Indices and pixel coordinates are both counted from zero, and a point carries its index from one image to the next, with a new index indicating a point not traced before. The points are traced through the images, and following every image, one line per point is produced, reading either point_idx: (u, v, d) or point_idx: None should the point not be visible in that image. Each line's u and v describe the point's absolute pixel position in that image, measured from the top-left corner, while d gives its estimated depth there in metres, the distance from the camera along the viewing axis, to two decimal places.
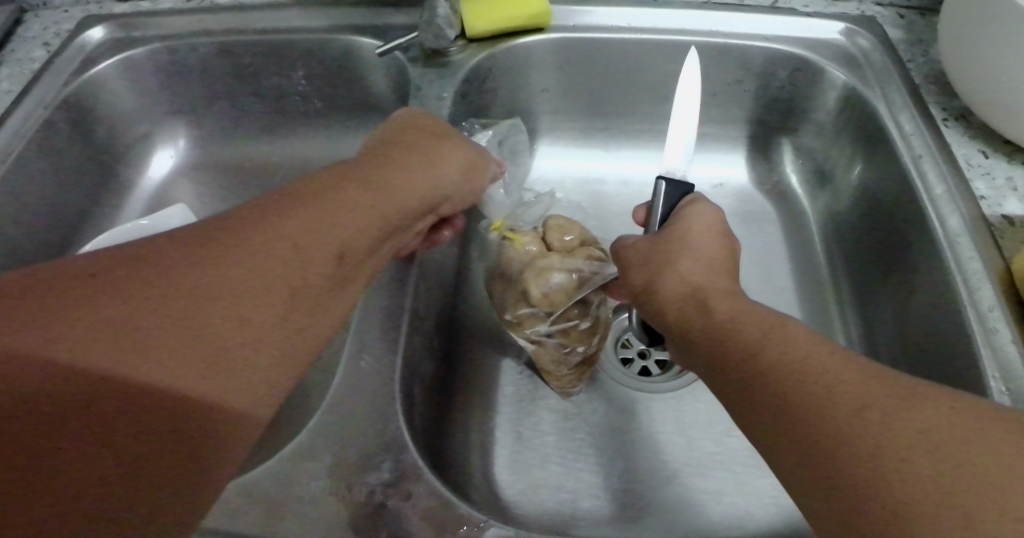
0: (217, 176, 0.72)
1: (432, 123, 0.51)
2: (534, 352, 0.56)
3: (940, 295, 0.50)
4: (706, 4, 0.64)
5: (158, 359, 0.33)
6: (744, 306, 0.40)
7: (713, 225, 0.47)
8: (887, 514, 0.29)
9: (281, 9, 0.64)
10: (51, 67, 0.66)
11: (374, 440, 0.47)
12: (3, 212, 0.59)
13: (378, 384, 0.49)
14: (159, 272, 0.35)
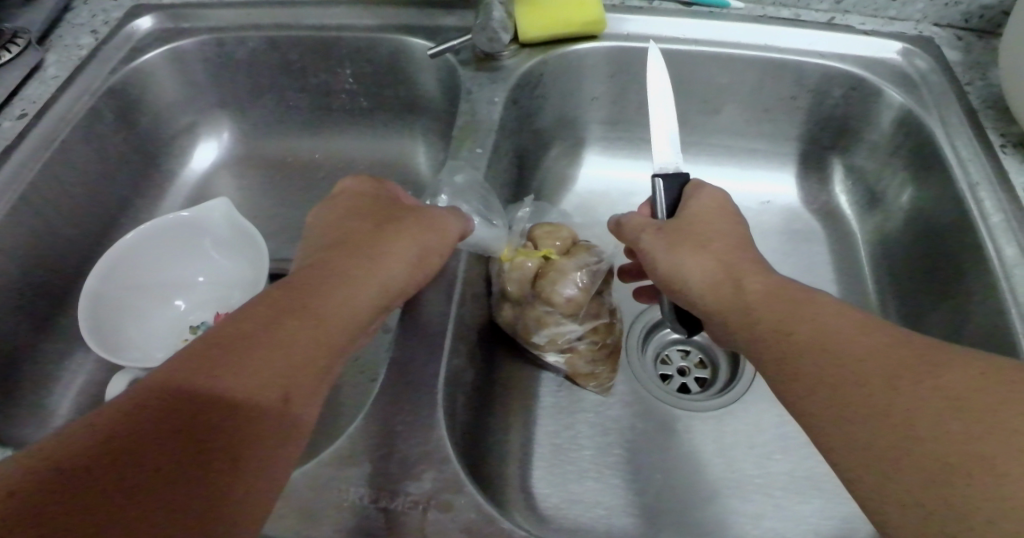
0: (256, 171, 0.71)
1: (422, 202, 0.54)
2: (566, 362, 0.57)
3: (998, 327, 0.49)
4: (763, 18, 0.62)
5: (221, 409, 0.35)
6: (771, 292, 0.42)
7: (722, 205, 0.49)
8: (927, 475, 0.31)
9: (330, 5, 0.63)
10: (99, 54, 0.66)
11: (413, 447, 0.46)
12: (46, 197, 0.59)
13: (419, 391, 0.48)
14: (216, 349, 0.37)
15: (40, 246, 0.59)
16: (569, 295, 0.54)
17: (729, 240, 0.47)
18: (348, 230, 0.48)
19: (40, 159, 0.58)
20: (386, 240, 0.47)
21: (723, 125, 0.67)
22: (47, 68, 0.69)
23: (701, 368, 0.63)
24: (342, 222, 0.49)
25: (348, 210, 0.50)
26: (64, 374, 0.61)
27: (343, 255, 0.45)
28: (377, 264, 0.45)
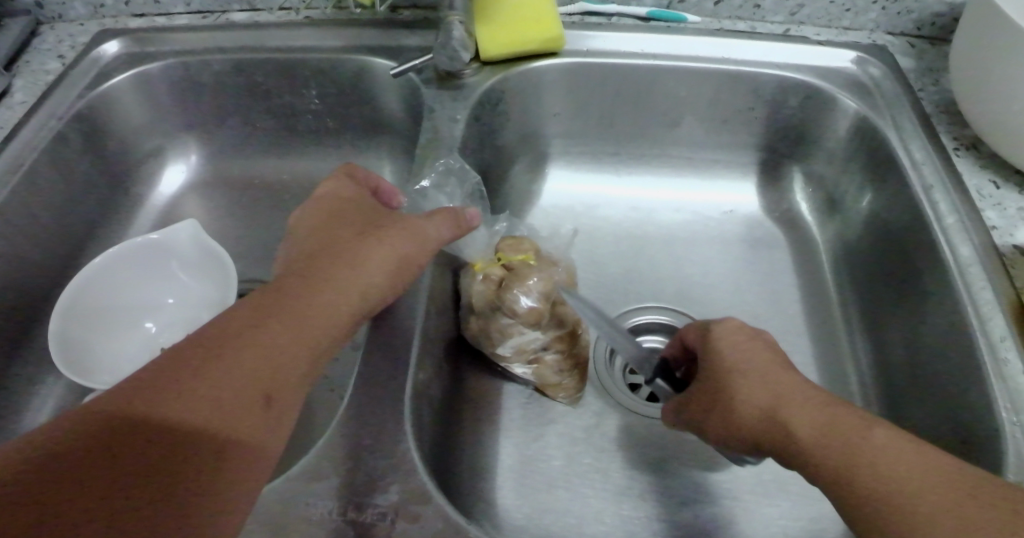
0: (225, 192, 0.71)
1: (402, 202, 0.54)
2: (534, 373, 0.58)
3: (951, 323, 0.50)
4: (720, 32, 0.64)
5: (193, 423, 0.35)
6: (818, 427, 0.39)
7: (741, 337, 0.46)
8: None
9: (295, 27, 0.64)
10: (65, 79, 0.66)
11: (382, 460, 0.46)
12: (14, 223, 0.59)
13: (388, 406, 0.49)
14: (192, 358, 0.38)
15: (7, 272, 0.59)
16: (528, 306, 0.55)
17: (762, 370, 0.43)
18: (335, 229, 0.49)
19: (6, 184, 0.58)
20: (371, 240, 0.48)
21: (685, 138, 0.68)
22: (13, 94, 0.70)
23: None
24: (329, 220, 0.50)
25: (336, 208, 0.51)
26: (33, 400, 0.61)
27: (328, 256, 0.46)
28: (360, 263, 0.46)
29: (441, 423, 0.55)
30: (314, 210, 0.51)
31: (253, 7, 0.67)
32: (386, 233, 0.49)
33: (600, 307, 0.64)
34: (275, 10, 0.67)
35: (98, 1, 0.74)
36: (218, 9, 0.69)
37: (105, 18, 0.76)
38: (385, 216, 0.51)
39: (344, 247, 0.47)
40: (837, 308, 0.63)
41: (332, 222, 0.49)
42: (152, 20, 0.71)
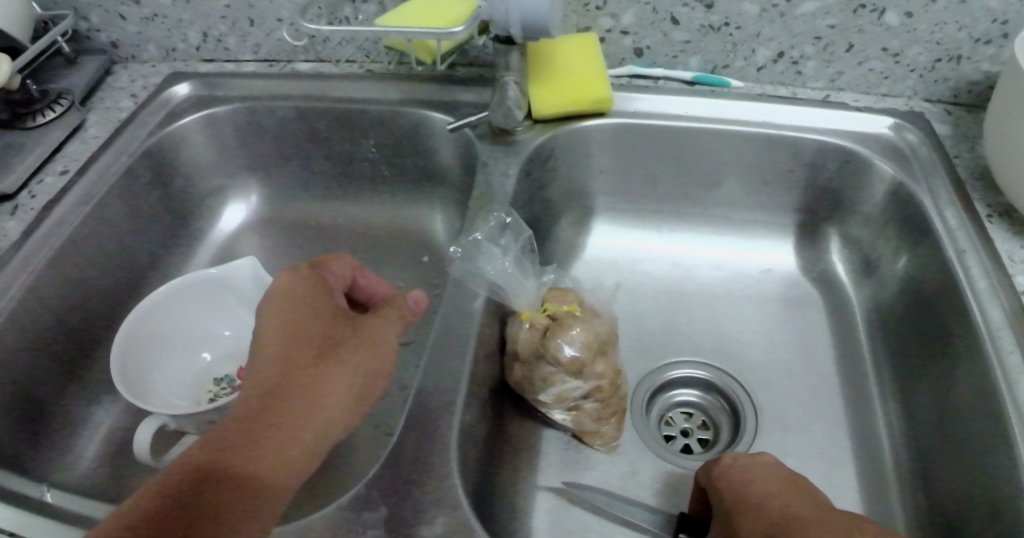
0: (280, 231, 0.75)
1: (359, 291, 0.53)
2: (573, 420, 0.59)
3: (981, 385, 0.51)
4: (762, 97, 0.67)
5: None
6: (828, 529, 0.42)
7: (752, 462, 0.49)
8: None
9: (357, 81, 0.68)
10: (137, 118, 0.70)
11: (427, 495, 0.48)
12: (83, 252, 0.63)
13: (434, 444, 0.50)
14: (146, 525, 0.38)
15: (77, 296, 0.62)
16: (570, 355, 0.57)
17: (773, 490, 0.46)
18: (296, 349, 0.47)
19: (81, 217, 0.62)
20: (332, 366, 0.47)
21: (724, 197, 0.71)
22: (88, 128, 0.72)
23: (704, 430, 0.64)
24: (292, 334, 0.48)
25: (297, 316, 0.49)
26: (88, 418, 0.62)
27: (286, 388, 0.45)
28: (321, 397, 0.45)
29: (483, 464, 0.57)
30: (274, 315, 0.48)
31: (319, 59, 0.72)
32: (347, 358, 0.47)
33: (638, 359, 0.67)
34: (340, 61, 0.71)
35: (170, 45, 0.76)
36: (285, 58, 0.73)
37: (176, 61, 0.78)
38: (351, 326, 0.49)
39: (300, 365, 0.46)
40: (870, 369, 0.64)
41: (295, 337, 0.48)
42: (221, 65, 0.75)
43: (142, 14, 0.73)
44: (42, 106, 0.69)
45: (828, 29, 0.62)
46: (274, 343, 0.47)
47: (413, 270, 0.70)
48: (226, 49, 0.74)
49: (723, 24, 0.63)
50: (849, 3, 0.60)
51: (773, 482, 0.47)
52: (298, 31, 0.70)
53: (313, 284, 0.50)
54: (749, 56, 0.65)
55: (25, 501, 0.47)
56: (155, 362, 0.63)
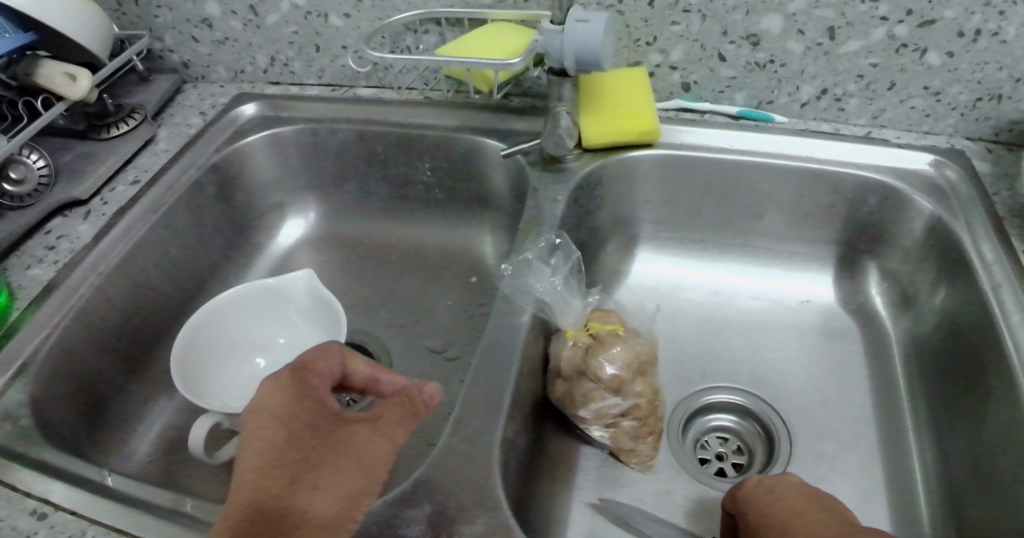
0: (335, 247, 0.78)
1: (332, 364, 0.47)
2: (610, 437, 0.61)
3: (1017, 417, 0.51)
4: (805, 131, 0.68)
5: None
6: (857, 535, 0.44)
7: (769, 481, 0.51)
8: None
9: (416, 107, 0.72)
10: (206, 134, 0.74)
11: (469, 496, 0.49)
12: (149, 259, 0.66)
13: (476, 450, 0.52)
14: None
15: (142, 300, 0.66)
16: (611, 372, 0.59)
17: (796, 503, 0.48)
18: (275, 459, 0.40)
19: (149, 224, 0.66)
20: (317, 483, 0.40)
21: (765, 229, 0.72)
22: (158, 142, 0.74)
23: (739, 455, 0.65)
24: (270, 441, 0.41)
25: (279, 417, 0.42)
26: (146, 414, 0.64)
27: (267, 503, 0.39)
28: (303, 517, 0.39)
29: (523, 475, 0.58)
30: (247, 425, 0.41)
31: (380, 85, 0.75)
32: (335, 471, 0.41)
33: (676, 384, 0.68)
34: (400, 89, 0.75)
35: (240, 67, 0.78)
36: (347, 83, 0.76)
37: (244, 83, 0.79)
38: (343, 428, 0.43)
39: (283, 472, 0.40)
40: (906, 402, 0.64)
41: (275, 444, 0.41)
42: (286, 87, 0.78)
43: (214, 37, 0.75)
44: (116, 120, 0.72)
45: (870, 67, 0.63)
46: (249, 454, 0.40)
47: (459, 289, 0.73)
48: (291, 73, 0.76)
49: (767, 61, 0.65)
50: (891, 42, 0.61)
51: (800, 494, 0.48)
52: (362, 59, 0.72)
53: (295, 382, 0.44)
54: (793, 93, 0.68)
55: (90, 483, 0.49)
56: (218, 359, 0.66)
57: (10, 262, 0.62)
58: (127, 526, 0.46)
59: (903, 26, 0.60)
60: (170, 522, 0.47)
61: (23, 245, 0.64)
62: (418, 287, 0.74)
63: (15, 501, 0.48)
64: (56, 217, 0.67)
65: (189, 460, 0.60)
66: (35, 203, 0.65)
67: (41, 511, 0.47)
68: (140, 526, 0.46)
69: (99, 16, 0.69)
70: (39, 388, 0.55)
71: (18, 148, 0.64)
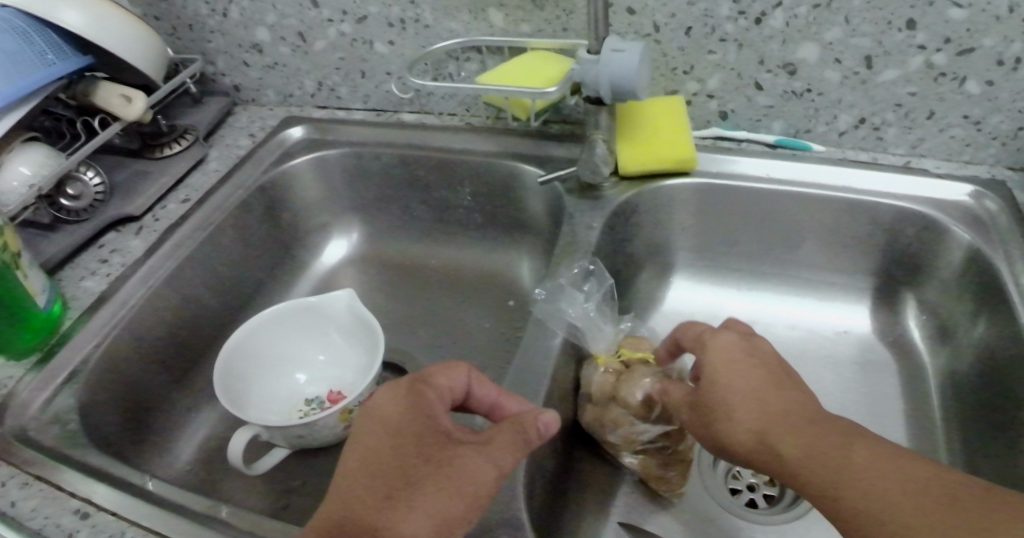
0: (377, 268, 0.79)
1: (452, 380, 0.49)
2: (639, 463, 0.59)
3: None
4: (843, 161, 0.68)
5: None
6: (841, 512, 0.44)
7: None
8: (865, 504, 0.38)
9: (456, 132, 0.73)
10: (255, 155, 0.76)
11: (494, 513, 0.49)
12: (196, 273, 0.67)
13: (502, 467, 0.51)
14: None
15: (190, 313, 0.67)
16: (640, 399, 0.57)
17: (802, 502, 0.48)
18: (385, 461, 0.43)
19: (198, 240, 0.67)
20: (413, 495, 0.41)
21: (803, 258, 0.72)
22: (209, 162, 0.76)
23: (772, 486, 0.61)
24: (375, 455, 0.43)
25: (389, 432, 0.44)
26: (185, 424, 0.64)
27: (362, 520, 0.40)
28: (393, 527, 0.40)
29: (552, 496, 0.57)
30: (364, 431, 0.45)
31: (423, 110, 0.77)
32: (431, 486, 0.41)
33: None
34: (442, 114, 0.76)
35: (289, 91, 0.80)
36: (391, 108, 0.78)
37: (293, 106, 0.81)
38: (447, 446, 0.44)
39: (388, 473, 0.42)
40: (941, 438, 0.62)
41: (385, 448, 0.43)
42: (333, 111, 0.80)
43: (264, 62, 0.78)
44: (169, 140, 0.74)
45: (908, 95, 0.63)
46: (362, 454, 0.44)
47: (495, 311, 0.73)
48: (337, 98, 0.78)
49: (804, 90, 0.66)
50: (929, 70, 0.61)
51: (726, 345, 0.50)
52: (405, 85, 0.74)
53: (411, 394, 0.46)
54: (831, 121, 0.68)
55: (125, 484, 0.49)
56: (263, 371, 0.66)
57: (66, 272, 0.65)
58: (163, 528, 0.46)
59: (941, 54, 0.60)
60: (199, 526, 0.47)
61: (77, 259, 0.66)
62: (456, 308, 0.74)
63: (60, 500, 0.48)
64: (110, 232, 0.69)
65: (221, 472, 0.61)
66: (89, 218, 0.68)
67: (84, 510, 0.48)
68: (170, 528, 0.46)
69: (155, 41, 0.73)
70: (87, 395, 0.56)
71: (76, 165, 0.67)
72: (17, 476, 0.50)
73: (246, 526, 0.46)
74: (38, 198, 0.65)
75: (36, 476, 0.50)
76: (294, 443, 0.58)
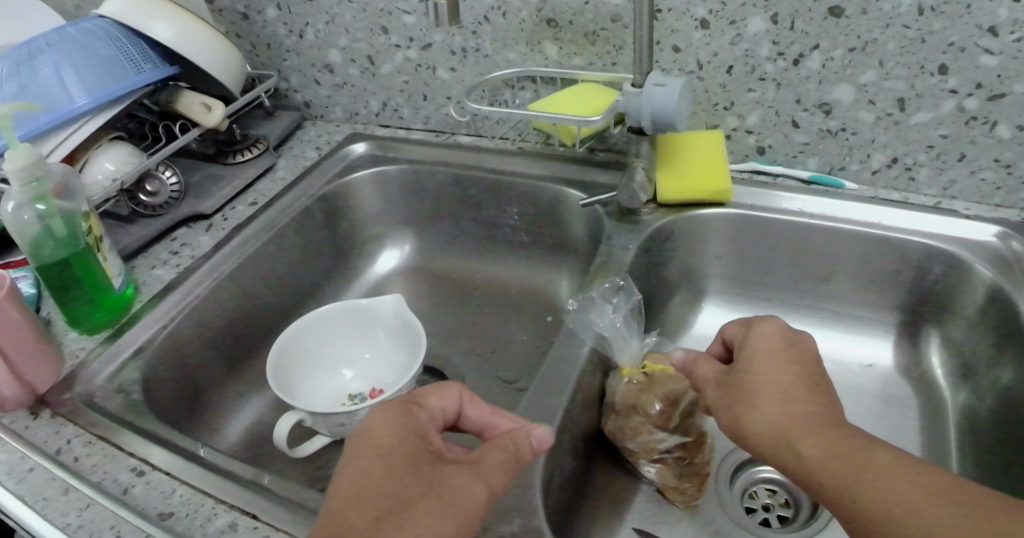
0: (425, 279, 0.83)
1: (444, 403, 0.48)
2: (657, 473, 0.61)
3: None
4: (875, 199, 0.71)
5: None
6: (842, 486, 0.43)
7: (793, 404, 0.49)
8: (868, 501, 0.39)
9: (509, 155, 0.78)
10: (320, 166, 0.81)
11: (511, 498, 0.50)
12: (259, 269, 0.72)
13: (525, 458, 0.53)
14: None
15: (249, 305, 0.71)
16: (658, 408, 0.61)
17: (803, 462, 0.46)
18: (376, 484, 0.40)
19: (263, 240, 0.72)
20: (405, 517, 0.38)
21: (833, 291, 0.74)
22: (277, 171, 0.82)
23: (786, 507, 0.63)
24: (364, 470, 0.41)
25: (377, 449, 0.42)
26: (234, 409, 0.68)
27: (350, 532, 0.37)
28: None
29: (567, 498, 0.59)
30: (353, 453, 0.42)
31: (479, 133, 0.82)
32: (424, 506, 0.39)
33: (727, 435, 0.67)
34: (495, 137, 0.81)
35: (355, 109, 0.86)
36: (449, 130, 0.83)
37: (357, 124, 0.87)
38: (439, 467, 0.42)
39: (378, 493, 0.39)
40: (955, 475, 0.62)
41: (376, 467, 0.41)
42: (394, 130, 0.85)
43: (333, 81, 0.84)
44: (242, 147, 0.80)
45: (940, 138, 0.66)
46: (351, 474, 0.41)
47: (533, 326, 0.76)
48: (399, 118, 0.84)
49: (839, 129, 0.69)
50: (961, 114, 0.64)
51: (764, 341, 0.50)
52: (463, 109, 0.79)
53: (403, 413, 0.45)
54: (864, 160, 0.71)
55: (177, 447, 0.53)
56: (310, 365, 0.70)
57: (139, 260, 0.70)
58: (210, 489, 0.49)
59: (972, 98, 0.63)
60: (241, 488, 0.49)
61: (151, 249, 0.72)
62: (496, 320, 0.77)
63: (119, 459, 0.52)
64: (182, 228, 0.75)
65: (262, 454, 0.64)
66: (165, 213, 0.74)
67: (140, 469, 0.51)
68: (214, 489, 0.49)
69: (235, 54, 0.80)
70: (150, 369, 0.60)
71: (156, 163, 0.73)
72: (81, 435, 0.54)
73: (284, 491, 0.49)
74: (119, 193, 0.70)
75: (100, 436, 0.53)
76: (334, 431, 0.61)
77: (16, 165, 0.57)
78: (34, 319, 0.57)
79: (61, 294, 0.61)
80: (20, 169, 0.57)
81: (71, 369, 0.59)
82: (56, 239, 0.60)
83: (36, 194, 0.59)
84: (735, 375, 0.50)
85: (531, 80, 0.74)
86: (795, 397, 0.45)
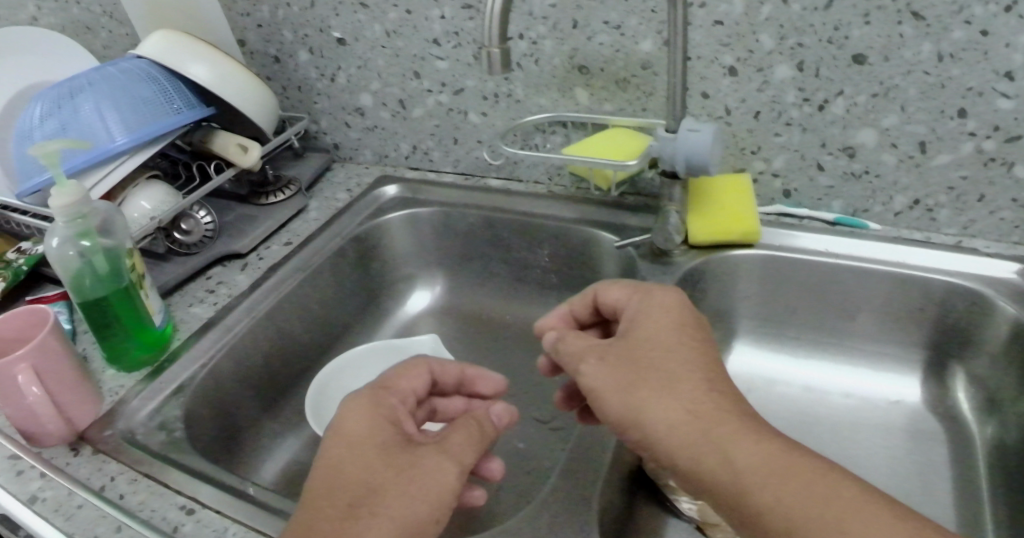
0: (455, 319, 0.83)
1: (415, 370, 0.54)
2: (697, 510, 0.60)
3: None
4: (898, 239, 0.73)
5: None
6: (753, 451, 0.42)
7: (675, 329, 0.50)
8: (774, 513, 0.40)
9: (542, 197, 0.79)
10: (352, 208, 0.82)
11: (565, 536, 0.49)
12: (295, 309, 0.72)
13: (576, 496, 0.52)
14: None
15: (284, 345, 0.71)
16: None
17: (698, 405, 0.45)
18: (354, 472, 0.44)
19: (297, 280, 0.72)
20: (376, 505, 0.42)
21: (859, 328, 0.75)
22: (308, 213, 0.82)
23: None
24: (330, 474, 0.44)
25: (353, 441, 0.45)
26: (267, 449, 0.67)
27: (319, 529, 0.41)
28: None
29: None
30: (338, 441, 0.45)
31: (508, 178, 0.83)
32: (399, 491, 0.43)
33: None
34: (527, 181, 0.82)
35: (385, 152, 0.87)
36: (479, 174, 0.84)
37: (387, 166, 0.89)
38: (411, 449, 0.45)
39: (353, 486, 0.43)
40: (988, 513, 0.62)
41: (357, 459, 0.44)
42: (424, 173, 0.87)
43: (364, 125, 0.86)
44: (275, 189, 0.81)
45: (960, 179, 0.69)
46: (329, 463, 0.44)
47: None
48: (429, 160, 0.85)
49: (863, 172, 0.71)
50: (979, 156, 0.67)
51: (653, 315, 0.50)
52: (495, 153, 0.81)
53: (376, 403, 0.48)
54: (886, 202, 0.73)
55: (223, 484, 0.52)
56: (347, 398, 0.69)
57: (176, 298, 0.71)
58: (261, 526, 0.48)
59: (990, 140, 0.65)
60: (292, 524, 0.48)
61: (187, 286, 0.74)
62: (528, 359, 0.77)
63: (166, 496, 0.52)
64: (218, 266, 0.76)
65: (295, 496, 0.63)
66: (199, 251, 0.75)
67: (189, 507, 0.51)
68: (263, 527, 0.48)
69: (269, 94, 0.82)
70: (191, 407, 0.61)
71: (190, 204, 0.74)
72: (126, 472, 0.54)
73: None
74: (156, 230, 0.72)
75: (145, 473, 0.54)
76: None
77: (59, 203, 0.59)
78: (75, 356, 0.59)
79: (107, 331, 0.64)
80: (64, 208, 0.60)
81: (111, 404, 0.61)
82: (96, 275, 0.63)
83: (79, 231, 0.62)
84: (630, 350, 0.49)
85: (562, 125, 0.76)
86: (693, 377, 0.46)
